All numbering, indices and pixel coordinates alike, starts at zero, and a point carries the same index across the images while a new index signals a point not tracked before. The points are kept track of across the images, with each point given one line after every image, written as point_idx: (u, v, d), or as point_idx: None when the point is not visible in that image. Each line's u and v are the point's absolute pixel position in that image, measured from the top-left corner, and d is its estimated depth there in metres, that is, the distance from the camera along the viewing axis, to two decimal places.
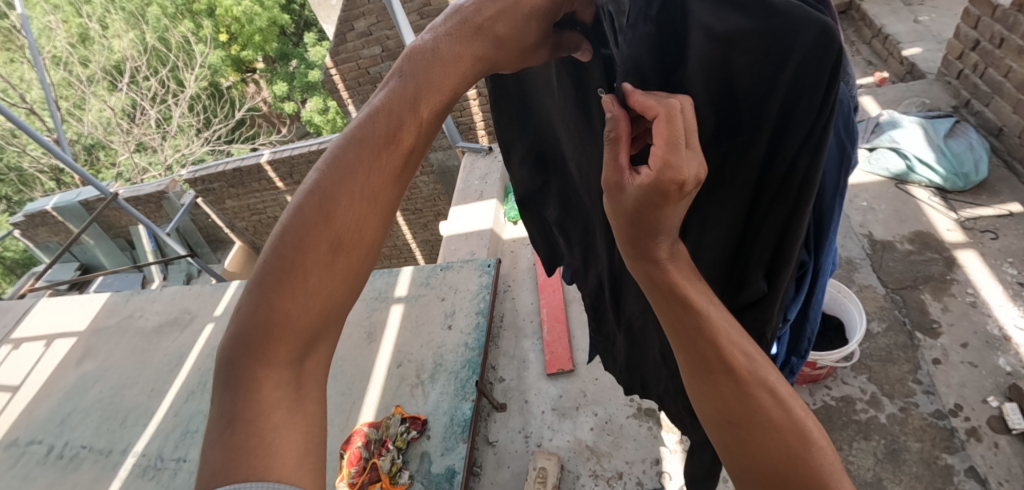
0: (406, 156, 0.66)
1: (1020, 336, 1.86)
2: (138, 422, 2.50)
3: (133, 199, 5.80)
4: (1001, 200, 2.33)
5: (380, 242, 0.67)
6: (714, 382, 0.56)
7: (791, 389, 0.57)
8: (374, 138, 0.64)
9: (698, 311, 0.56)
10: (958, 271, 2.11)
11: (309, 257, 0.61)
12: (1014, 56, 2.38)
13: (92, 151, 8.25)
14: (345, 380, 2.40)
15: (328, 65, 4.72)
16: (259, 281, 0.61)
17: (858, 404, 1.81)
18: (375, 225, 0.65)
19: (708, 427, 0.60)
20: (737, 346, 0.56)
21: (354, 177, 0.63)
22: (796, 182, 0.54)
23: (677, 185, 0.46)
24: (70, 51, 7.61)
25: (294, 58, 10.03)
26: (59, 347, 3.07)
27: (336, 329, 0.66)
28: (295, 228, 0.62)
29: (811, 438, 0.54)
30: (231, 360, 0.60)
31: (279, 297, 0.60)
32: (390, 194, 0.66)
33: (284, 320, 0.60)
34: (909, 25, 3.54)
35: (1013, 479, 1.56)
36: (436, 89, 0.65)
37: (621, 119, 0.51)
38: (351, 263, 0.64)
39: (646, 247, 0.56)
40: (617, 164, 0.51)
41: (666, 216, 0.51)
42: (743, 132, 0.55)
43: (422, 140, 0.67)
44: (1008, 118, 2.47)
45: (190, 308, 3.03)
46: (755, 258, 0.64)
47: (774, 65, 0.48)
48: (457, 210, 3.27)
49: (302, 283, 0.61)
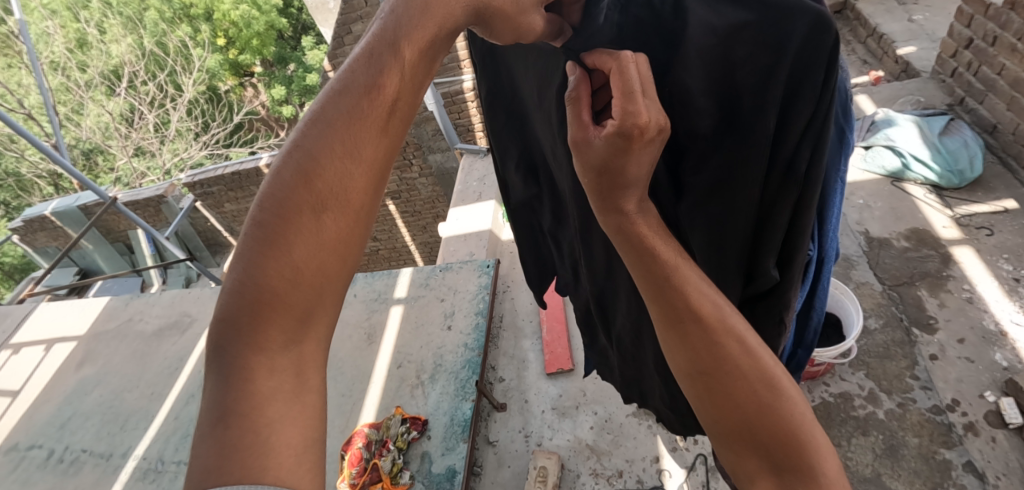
0: (394, 106, 0.55)
1: (1017, 331, 1.87)
2: (138, 425, 2.50)
3: (132, 203, 5.81)
4: (996, 196, 2.34)
5: (375, 206, 0.58)
6: (686, 333, 0.58)
7: (758, 338, 0.59)
8: (355, 88, 0.54)
9: (666, 262, 0.59)
10: (954, 267, 2.12)
11: (294, 227, 0.54)
12: (1008, 53, 2.39)
13: (91, 156, 8.26)
14: (345, 381, 2.41)
15: (326, 68, 4.73)
16: (243, 257, 0.55)
17: (856, 400, 1.83)
18: (364, 186, 0.56)
19: (681, 378, 0.62)
20: (707, 296, 0.58)
21: (335, 132, 0.54)
22: (801, 170, 0.53)
23: (638, 130, 0.49)
24: (69, 56, 7.63)
25: (292, 62, 10.06)
26: (60, 352, 3.07)
27: (333, 306, 0.59)
28: (275, 193, 0.54)
29: (779, 385, 0.56)
30: (220, 345, 0.55)
31: (263, 267, 0.53)
32: (382, 150, 0.56)
33: (271, 294, 0.54)
34: (903, 24, 3.56)
35: (1010, 473, 1.57)
36: (421, 27, 0.53)
37: (582, 86, 0.56)
38: (340, 230, 0.56)
39: (614, 198, 0.58)
40: (581, 122, 0.55)
41: (631, 166, 0.54)
42: (745, 124, 0.54)
43: (416, 86, 0.56)
44: (1002, 115, 2.48)
45: (190, 311, 3.04)
46: (765, 247, 0.63)
47: (772, 58, 0.48)
48: (456, 211, 3.28)
49: (287, 253, 0.54)
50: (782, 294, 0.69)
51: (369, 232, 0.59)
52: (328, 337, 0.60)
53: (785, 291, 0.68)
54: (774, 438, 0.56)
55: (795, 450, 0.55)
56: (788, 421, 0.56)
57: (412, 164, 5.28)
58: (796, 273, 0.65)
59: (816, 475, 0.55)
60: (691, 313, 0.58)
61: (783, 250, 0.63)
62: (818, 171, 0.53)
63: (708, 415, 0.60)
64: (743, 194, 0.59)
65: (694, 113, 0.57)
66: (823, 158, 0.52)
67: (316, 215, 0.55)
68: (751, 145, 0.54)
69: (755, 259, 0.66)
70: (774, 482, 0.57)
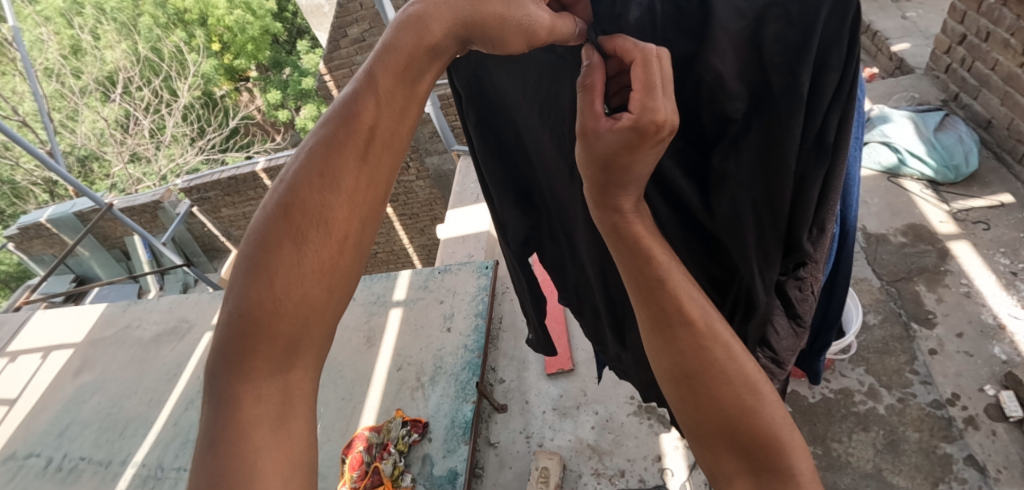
0: (362, 154, 0.65)
1: (1015, 325, 1.88)
2: (137, 432, 2.49)
3: (128, 209, 5.79)
4: (992, 191, 2.35)
5: (350, 240, 0.68)
6: (674, 335, 0.63)
7: (743, 346, 0.65)
8: (328, 140, 0.65)
9: (659, 264, 0.63)
10: (951, 262, 2.13)
11: (275, 260, 0.64)
12: (1000, 49, 2.39)
13: (86, 162, 8.23)
14: (345, 385, 2.40)
15: (321, 72, 4.72)
16: (232, 286, 0.66)
17: (857, 396, 1.83)
18: (337, 222, 0.66)
19: (664, 382, 0.67)
20: (696, 301, 0.63)
21: (311, 177, 0.65)
22: (830, 137, 0.57)
23: (655, 126, 0.50)
24: (63, 63, 7.60)
25: (287, 66, 10.07)
26: (57, 359, 3.05)
27: (317, 329, 0.68)
28: (264, 228, 0.65)
29: (758, 390, 0.62)
30: (219, 368, 0.66)
31: (254, 293, 0.64)
32: (354, 189, 0.66)
33: (261, 316, 0.64)
34: (897, 22, 3.58)
35: (1011, 466, 1.57)
36: (386, 87, 0.64)
37: (597, 75, 0.56)
38: (318, 259, 0.66)
39: (612, 196, 0.61)
40: (593, 112, 0.55)
41: (637, 162, 0.55)
42: (776, 106, 0.56)
43: (387, 129, 0.66)
44: (996, 110, 2.49)
45: (188, 317, 3.02)
46: (799, 222, 0.65)
47: (801, 32, 0.51)
48: (453, 213, 3.27)
49: (269, 282, 0.64)
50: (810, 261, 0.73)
51: (347, 262, 0.68)
52: (318, 359, 0.71)
53: (816, 257, 0.73)
54: (752, 439, 0.61)
55: (773, 452, 0.61)
56: (765, 424, 0.61)
57: (409, 166, 5.28)
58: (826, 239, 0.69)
59: (796, 474, 0.60)
60: (682, 320, 0.63)
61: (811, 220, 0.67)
62: (845, 135, 0.58)
63: (688, 418, 0.65)
64: (779, 177, 0.61)
65: (726, 99, 0.58)
66: (849, 122, 0.57)
67: (298, 246, 0.65)
68: (784, 123, 0.57)
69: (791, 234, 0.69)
70: (752, 482, 0.62)
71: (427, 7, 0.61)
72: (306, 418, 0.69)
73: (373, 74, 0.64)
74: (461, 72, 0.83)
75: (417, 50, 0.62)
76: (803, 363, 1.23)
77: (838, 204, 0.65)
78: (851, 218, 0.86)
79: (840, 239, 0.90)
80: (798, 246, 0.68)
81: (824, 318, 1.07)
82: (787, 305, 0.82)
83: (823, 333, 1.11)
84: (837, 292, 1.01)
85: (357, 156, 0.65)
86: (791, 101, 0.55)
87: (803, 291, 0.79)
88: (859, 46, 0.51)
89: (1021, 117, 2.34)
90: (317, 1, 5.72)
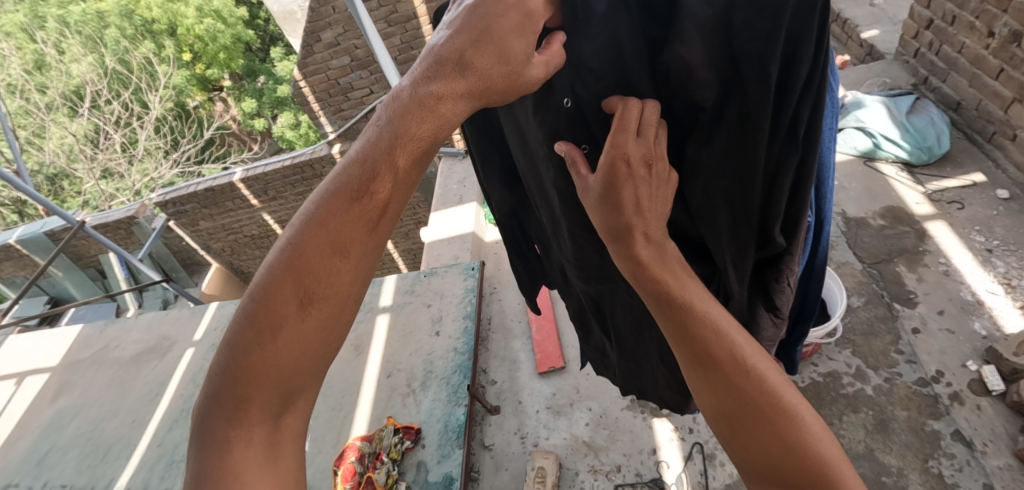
0: (371, 221, 0.66)
1: (993, 300, 1.93)
2: (120, 455, 2.41)
3: (101, 226, 5.64)
4: (965, 171, 2.41)
5: (353, 299, 0.70)
6: (711, 376, 0.65)
7: (782, 378, 0.65)
8: (341, 198, 0.65)
9: (691, 310, 0.64)
10: (929, 242, 2.17)
11: (277, 318, 0.66)
12: (966, 32, 2.44)
13: (56, 180, 8.01)
14: (334, 395, 2.35)
15: (296, 78, 4.59)
16: (233, 337, 0.67)
17: (845, 378, 1.85)
18: (343, 285, 0.68)
19: (711, 419, 0.70)
20: (725, 339, 0.64)
21: (320, 240, 0.66)
22: (802, 129, 0.57)
23: (622, 160, 0.58)
24: (27, 78, 7.36)
25: (262, 75, 10.03)
26: (31, 385, 2.93)
27: (313, 378, 0.72)
28: (269, 280, 0.67)
29: (801, 421, 0.62)
30: (213, 411, 0.67)
31: (255, 350, 0.66)
32: (354, 261, 0.67)
33: (261, 370, 0.66)
34: (865, 9, 3.65)
35: (997, 438, 1.61)
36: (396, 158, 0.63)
37: (572, 151, 0.66)
38: (319, 320, 0.68)
39: (626, 244, 0.64)
40: (581, 176, 0.64)
41: (632, 198, 0.60)
42: (746, 93, 0.55)
43: (397, 201, 0.67)
44: (964, 92, 2.54)
45: (169, 334, 2.94)
46: (772, 211, 0.66)
47: (770, 20, 0.50)
48: (436, 216, 3.25)
49: (271, 340, 0.66)
50: (787, 255, 0.75)
51: (347, 320, 0.71)
52: (314, 399, 0.75)
53: (792, 248, 0.74)
54: (801, 476, 0.62)
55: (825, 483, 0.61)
56: (813, 455, 0.61)
57: None
58: (801, 235, 0.72)
59: None
60: (714, 361, 0.64)
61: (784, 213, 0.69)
62: (816, 127, 0.58)
63: (741, 454, 0.67)
64: (750, 170, 0.62)
65: (695, 87, 0.58)
66: (822, 114, 0.57)
67: (302, 308, 0.67)
68: (754, 111, 0.56)
69: (763, 230, 0.70)
70: None
71: (445, 89, 0.59)
72: (294, 449, 0.73)
73: (386, 147, 0.63)
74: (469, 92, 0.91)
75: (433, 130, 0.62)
76: (781, 353, 1.25)
77: (812, 192, 0.66)
78: (828, 207, 0.85)
79: (815, 236, 0.92)
80: (770, 237, 0.70)
81: (802, 307, 1.08)
82: (765, 295, 0.84)
83: (801, 321, 1.11)
84: (815, 282, 1.01)
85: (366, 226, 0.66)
86: (762, 91, 0.54)
87: (784, 284, 0.80)
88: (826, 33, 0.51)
89: (989, 97, 2.39)
90: (290, 7, 5.62)
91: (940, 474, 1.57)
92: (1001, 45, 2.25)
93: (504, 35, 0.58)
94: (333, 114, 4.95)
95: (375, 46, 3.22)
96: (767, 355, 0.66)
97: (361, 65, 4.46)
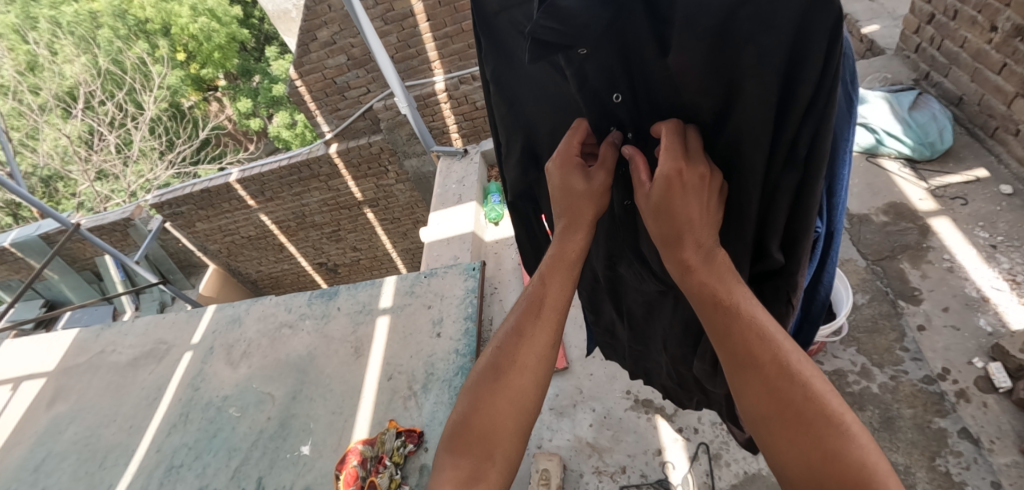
0: (540, 306, 0.81)
1: (997, 297, 1.91)
2: (118, 461, 2.38)
3: (97, 228, 5.60)
4: (967, 166, 2.40)
5: (536, 372, 0.79)
6: (749, 377, 0.66)
7: (829, 385, 0.64)
8: (526, 300, 0.84)
9: (733, 308, 0.68)
10: (933, 238, 2.16)
11: (482, 380, 0.80)
12: (967, 26, 2.43)
13: (50, 182, 8.02)
14: (335, 398, 2.32)
15: (292, 77, 4.55)
16: (459, 404, 0.82)
17: (850, 376, 1.83)
18: (525, 357, 0.79)
19: (750, 425, 0.68)
20: (768, 341, 0.66)
21: (510, 326, 0.82)
22: (801, 151, 0.66)
23: (676, 171, 0.66)
24: (19, 79, 7.30)
25: (257, 74, 10.01)
26: (26, 391, 2.90)
27: (506, 446, 0.76)
28: (474, 372, 0.83)
29: (845, 428, 0.60)
30: (438, 457, 0.79)
31: (468, 406, 0.79)
32: (535, 338, 0.80)
33: (470, 421, 0.78)
34: (865, 4, 3.63)
35: (1003, 436, 1.60)
36: (555, 264, 0.82)
37: (639, 157, 0.73)
38: (508, 384, 0.78)
39: (673, 250, 0.70)
40: (640, 181, 0.72)
41: (679, 206, 0.67)
42: (750, 101, 0.65)
43: (557, 296, 0.81)
44: (966, 87, 2.53)
45: (166, 338, 2.91)
46: (771, 227, 0.75)
47: (772, 36, 0.59)
48: (436, 216, 3.23)
49: (477, 398, 0.79)
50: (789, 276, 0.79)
51: (532, 393, 0.78)
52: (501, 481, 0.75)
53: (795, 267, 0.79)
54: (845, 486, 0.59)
55: None
56: (859, 467, 0.58)
57: (388, 170, 5.21)
58: (801, 256, 0.76)
59: None
60: (754, 362, 0.65)
61: (783, 230, 0.76)
62: (817, 152, 0.64)
63: (779, 463, 0.65)
64: (749, 182, 0.73)
65: (703, 94, 0.70)
66: (824, 138, 0.62)
67: (498, 374, 0.79)
68: (757, 117, 0.66)
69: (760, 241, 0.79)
70: None
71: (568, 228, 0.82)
72: None
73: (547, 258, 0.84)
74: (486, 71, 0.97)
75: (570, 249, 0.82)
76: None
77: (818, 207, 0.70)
78: (839, 217, 0.84)
79: (823, 252, 0.91)
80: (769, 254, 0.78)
81: (807, 315, 1.05)
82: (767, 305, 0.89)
83: (804, 328, 1.09)
84: (820, 296, 0.99)
85: (536, 312, 0.81)
86: (762, 102, 0.64)
87: (790, 306, 0.81)
88: (838, 49, 0.56)
89: (991, 92, 2.38)
90: (284, 7, 5.57)
91: (947, 472, 1.56)
92: (1004, 40, 2.24)
93: (570, 195, 0.79)
94: (330, 114, 4.90)
95: (373, 44, 3.20)
96: (812, 361, 0.66)
97: (358, 64, 4.42)
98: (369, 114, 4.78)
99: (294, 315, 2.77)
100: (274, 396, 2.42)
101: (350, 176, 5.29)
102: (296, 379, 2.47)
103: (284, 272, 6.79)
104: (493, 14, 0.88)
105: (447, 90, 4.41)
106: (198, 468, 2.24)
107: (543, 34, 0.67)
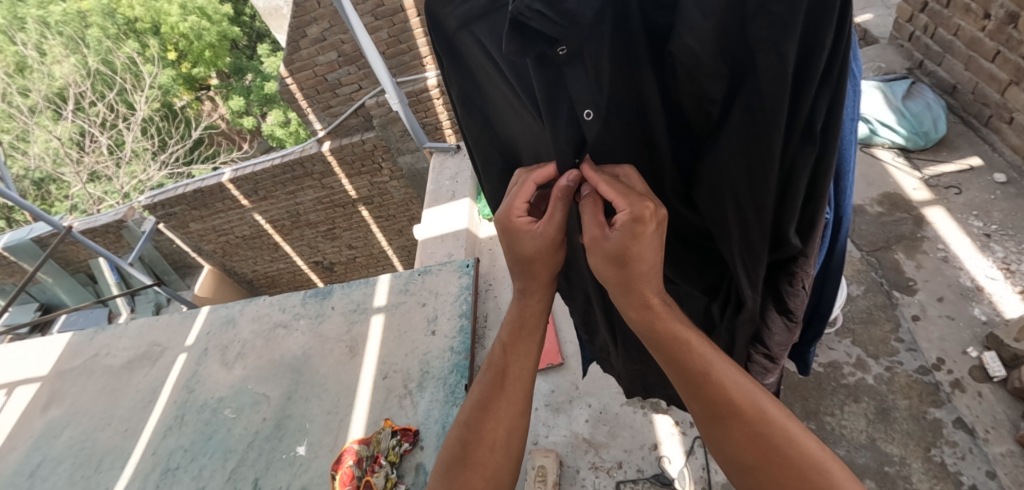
0: (506, 377, 0.90)
1: (992, 286, 1.92)
2: (114, 465, 2.37)
3: (89, 230, 5.56)
4: (961, 155, 2.40)
5: (508, 435, 0.87)
6: (730, 428, 0.75)
7: (801, 426, 0.74)
8: (490, 371, 0.92)
9: (696, 357, 0.77)
10: (927, 228, 2.16)
11: (459, 452, 0.87)
12: (961, 14, 2.42)
13: (42, 185, 7.99)
14: (331, 398, 2.31)
15: (282, 75, 4.49)
16: (440, 477, 0.88)
17: (846, 368, 1.82)
18: (497, 425, 0.87)
19: (734, 471, 0.77)
20: (744, 390, 0.75)
21: (479, 397, 0.90)
22: (819, 123, 0.64)
23: (647, 212, 0.72)
24: (9, 82, 7.25)
25: (249, 72, 9.97)
26: (21, 395, 2.88)
27: None
28: (449, 448, 0.89)
29: (823, 467, 0.70)
30: None
31: (451, 477, 0.86)
32: (504, 411, 0.88)
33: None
34: None
35: (998, 425, 1.59)
36: (517, 332, 0.92)
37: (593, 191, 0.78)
38: (482, 453, 0.86)
39: (637, 294, 0.79)
40: (597, 223, 0.77)
41: (644, 253, 0.75)
42: (762, 79, 0.62)
43: (518, 364, 0.90)
44: (960, 75, 2.52)
45: (159, 340, 2.89)
46: (788, 211, 0.76)
47: (787, 7, 0.55)
48: (429, 213, 3.21)
49: (456, 468, 0.86)
50: (803, 257, 0.83)
51: (505, 456, 0.87)
52: None
53: (808, 252, 0.83)
54: None
55: None
56: None
57: (381, 167, 5.18)
58: (816, 238, 0.80)
59: None
60: (733, 410, 0.74)
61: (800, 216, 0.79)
62: (834, 122, 0.65)
63: None
64: (764, 180, 0.72)
65: (707, 81, 0.68)
66: (840, 108, 0.63)
67: (472, 445, 0.87)
68: (767, 103, 0.63)
69: (778, 230, 0.80)
70: None
71: (528, 292, 0.92)
72: None
73: (505, 329, 0.93)
74: (455, 84, 0.96)
75: (525, 314, 0.92)
76: (792, 354, 1.26)
77: (830, 188, 0.73)
78: (847, 203, 0.90)
79: (834, 232, 0.96)
80: (786, 239, 0.80)
81: (816, 309, 1.11)
82: (781, 299, 0.92)
83: (814, 323, 1.14)
84: (830, 280, 1.05)
85: (500, 382, 0.90)
86: (778, 77, 0.60)
87: (796, 287, 0.88)
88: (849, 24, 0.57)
89: (986, 81, 2.38)
90: (275, 3, 5.52)
91: (942, 462, 1.55)
92: (998, 27, 2.23)
93: (526, 254, 0.87)
94: (322, 111, 4.85)
95: (365, 41, 3.16)
96: (784, 406, 0.75)
97: (349, 60, 4.38)
98: (361, 111, 4.72)
99: (288, 315, 2.75)
100: (270, 396, 2.41)
101: (343, 173, 5.26)
102: (291, 379, 2.45)
103: (280, 271, 6.78)
104: (459, 27, 0.87)
105: (438, 86, 4.40)
106: (195, 470, 2.23)
107: (532, 18, 0.63)
